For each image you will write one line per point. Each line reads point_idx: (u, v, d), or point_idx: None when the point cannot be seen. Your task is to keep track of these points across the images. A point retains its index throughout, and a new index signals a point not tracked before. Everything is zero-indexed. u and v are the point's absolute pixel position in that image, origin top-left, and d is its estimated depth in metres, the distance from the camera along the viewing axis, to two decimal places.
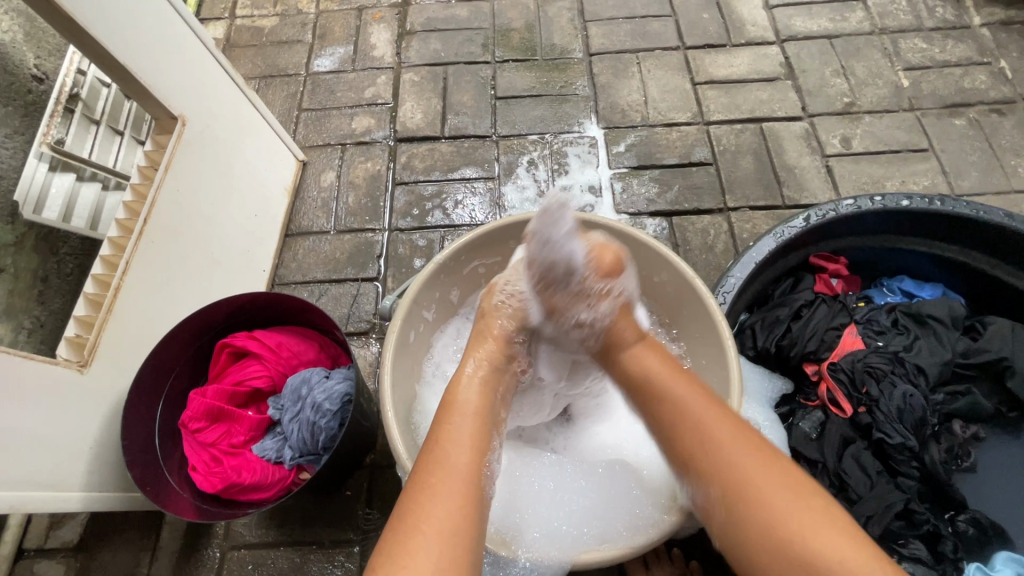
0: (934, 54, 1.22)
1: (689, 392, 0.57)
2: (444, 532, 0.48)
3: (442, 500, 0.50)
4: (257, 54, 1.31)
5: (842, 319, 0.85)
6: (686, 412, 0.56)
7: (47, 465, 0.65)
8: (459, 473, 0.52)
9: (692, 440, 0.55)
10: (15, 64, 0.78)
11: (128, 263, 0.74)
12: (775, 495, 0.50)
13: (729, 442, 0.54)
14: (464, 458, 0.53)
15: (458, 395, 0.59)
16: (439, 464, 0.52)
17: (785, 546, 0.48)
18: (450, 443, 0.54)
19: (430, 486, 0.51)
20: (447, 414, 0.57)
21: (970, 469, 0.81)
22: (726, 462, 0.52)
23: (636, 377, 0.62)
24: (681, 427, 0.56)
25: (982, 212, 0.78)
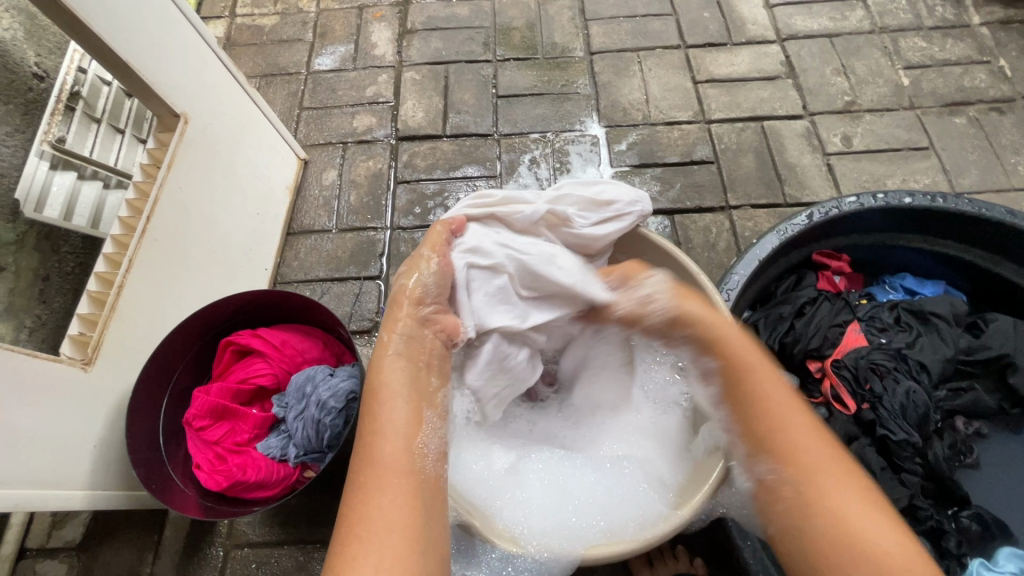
0: (934, 53, 1.23)
1: (774, 387, 0.57)
2: (388, 522, 0.49)
3: (382, 493, 0.51)
4: (257, 53, 1.31)
5: (845, 316, 0.85)
6: (768, 402, 0.56)
7: (50, 463, 0.64)
8: (392, 460, 0.54)
9: (768, 432, 0.55)
10: (16, 62, 0.79)
11: (132, 260, 0.74)
12: (846, 500, 0.50)
13: (803, 444, 0.54)
14: (397, 447, 0.55)
15: (384, 380, 0.60)
16: (370, 458, 0.54)
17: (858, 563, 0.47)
18: (381, 435, 0.55)
19: (367, 483, 0.52)
20: (374, 402, 0.58)
21: (974, 465, 0.81)
22: (801, 464, 0.53)
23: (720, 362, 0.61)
24: (760, 419, 0.56)
25: (984, 210, 0.78)
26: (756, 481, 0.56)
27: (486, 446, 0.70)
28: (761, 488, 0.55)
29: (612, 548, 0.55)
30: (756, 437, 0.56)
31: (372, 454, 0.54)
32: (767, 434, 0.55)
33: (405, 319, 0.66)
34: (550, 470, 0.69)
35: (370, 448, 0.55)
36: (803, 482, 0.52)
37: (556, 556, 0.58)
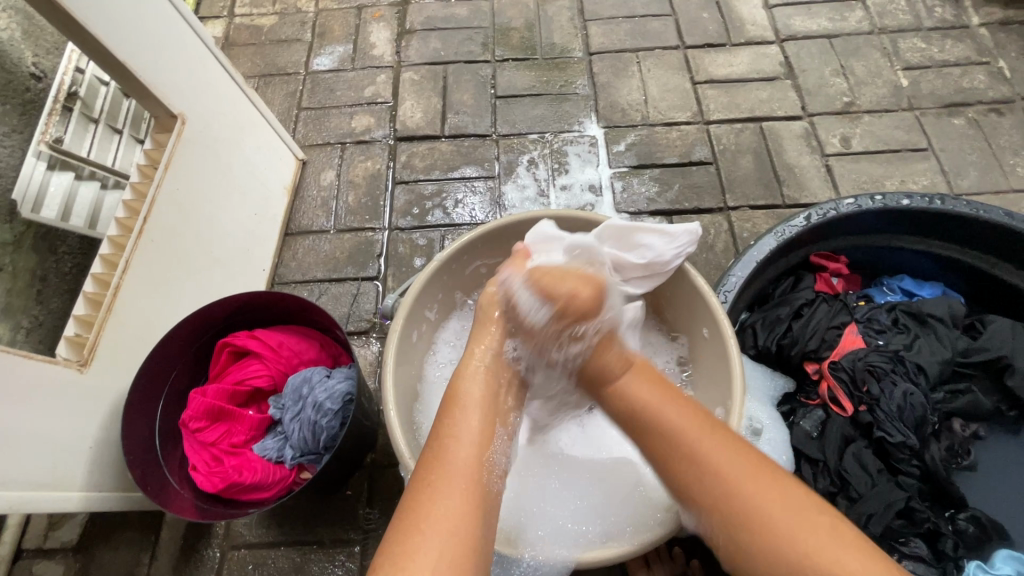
0: (933, 54, 1.22)
1: (677, 417, 0.56)
2: (451, 526, 0.49)
3: (447, 494, 0.51)
4: (256, 53, 1.31)
5: (843, 317, 0.85)
6: (678, 440, 0.54)
7: (46, 465, 0.64)
8: (460, 463, 0.53)
9: (688, 474, 0.53)
10: (14, 62, 0.78)
11: (128, 262, 0.74)
12: (788, 523, 0.48)
13: (746, 473, 0.51)
14: (469, 453, 0.54)
15: (464, 388, 0.60)
16: (441, 456, 0.54)
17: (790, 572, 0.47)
18: (454, 437, 0.55)
19: (430, 483, 0.51)
20: (456, 405, 0.58)
21: (970, 467, 0.80)
22: (730, 505, 0.50)
23: (628, 416, 0.59)
24: (679, 466, 0.54)
25: (982, 211, 0.78)
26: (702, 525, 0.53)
27: None
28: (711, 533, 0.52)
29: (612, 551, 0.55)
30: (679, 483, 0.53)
31: (441, 457, 0.53)
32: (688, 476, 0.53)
33: (490, 337, 0.64)
34: (543, 472, 0.69)
35: (438, 451, 0.54)
36: (745, 517, 0.50)
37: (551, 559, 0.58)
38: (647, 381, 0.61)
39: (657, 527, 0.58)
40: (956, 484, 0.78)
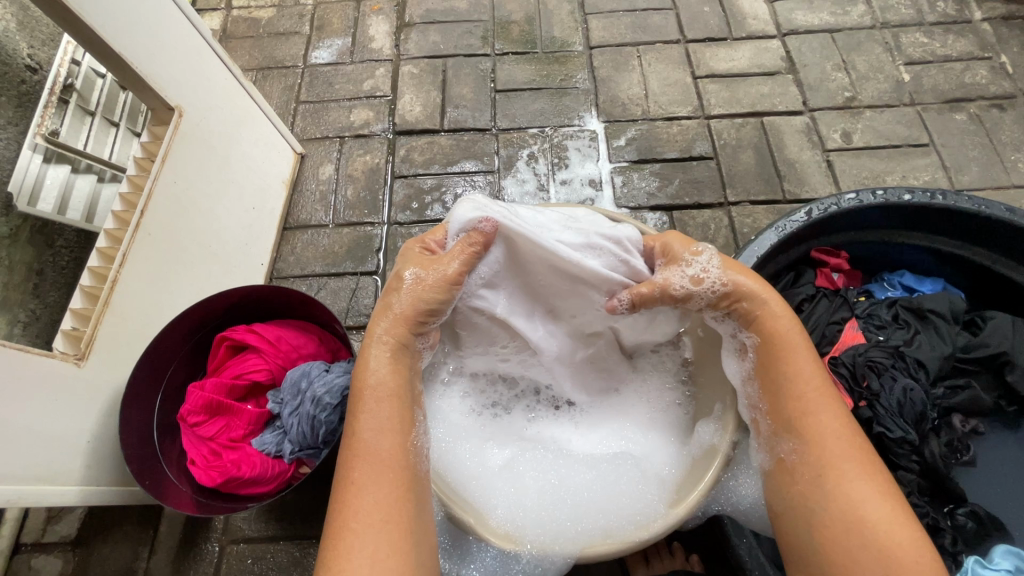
0: (935, 49, 1.22)
1: (805, 365, 0.57)
2: (379, 519, 0.50)
3: (374, 490, 0.51)
4: (254, 46, 1.30)
5: (843, 313, 0.86)
6: (797, 388, 0.56)
7: (43, 459, 0.64)
8: (378, 455, 0.53)
9: (791, 417, 0.55)
10: (9, 53, 0.77)
11: (125, 256, 0.73)
12: (857, 489, 0.51)
13: (837, 440, 0.53)
14: (389, 444, 0.54)
15: (366, 382, 0.57)
16: (359, 454, 0.53)
17: (844, 536, 0.50)
18: (371, 431, 0.54)
19: (355, 481, 0.52)
20: (359, 399, 0.56)
21: (969, 464, 0.80)
22: (811, 450, 0.54)
23: (757, 334, 0.59)
24: (783, 403, 0.56)
25: (984, 207, 0.77)
26: (775, 459, 0.57)
27: (480, 444, 0.70)
28: (781, 467, 0.56)
29: (610, 544, 0.55)
30: (778, 420, 0.56)
31: (358, 455, 0.53)
32: (790, 414, 0.55)
33: (384, 326, 0.60)
34: (536, 459, 0.69)
35: (357, 448, 0.54)
36: (819, 463, 0.53)
37: (549, 554, 0.58)
38: (787, 314, 0.60)
39: (655, 520, 0.57)
40: (956, 480, 0.78)
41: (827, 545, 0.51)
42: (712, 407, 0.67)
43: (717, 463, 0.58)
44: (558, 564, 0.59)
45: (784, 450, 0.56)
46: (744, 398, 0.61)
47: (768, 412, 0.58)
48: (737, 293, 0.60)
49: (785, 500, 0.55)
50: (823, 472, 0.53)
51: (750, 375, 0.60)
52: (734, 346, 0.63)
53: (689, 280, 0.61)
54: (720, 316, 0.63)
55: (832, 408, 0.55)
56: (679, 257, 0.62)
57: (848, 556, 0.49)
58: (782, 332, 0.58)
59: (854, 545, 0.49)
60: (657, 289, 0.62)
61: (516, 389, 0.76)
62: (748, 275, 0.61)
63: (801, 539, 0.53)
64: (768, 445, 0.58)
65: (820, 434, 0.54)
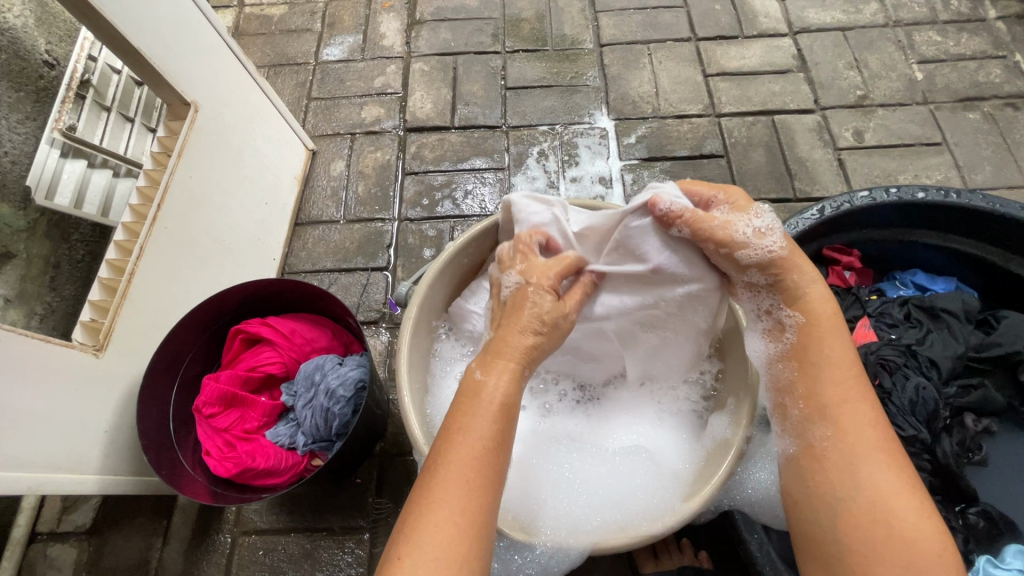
0: (948, 47, 1.21)
1: (841, 353, 0.57)
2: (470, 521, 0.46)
3: (468, 490, 0.47)
4: (266, 42, 1.31)
5: (855, 311, 0.87)
6: (836, 375, 0.56)
7: (62, 447, 0.65)
8: (477, 457, 0.48)
9: (829, 402, 0.55)
10: (27, 50, 0.80)
11: (142, 249, 0.74)
12: (883, 478, 0.51)
13: (864, 431, 0.53)
14: (490, 449, 0.49)
15: (460, 433, 0.50)
16: (457, 450, 0.49)
17: (865, 522, 0.49)
18: (475, 429, 0.50)
19: (451, 472, 0.47)
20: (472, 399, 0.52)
21: (981, 463, 0.80)
22: (839, 435, 0.54)
23: (803, 315, 0.59)
24: (820, 390, 0.56)
25: (999, 205, 0.76)
26: (803, 446, 0.56)
27: None
28: (808, 454, 0.55)
29: (623, 537, 0.55)
30: (813, 404, 0.56)
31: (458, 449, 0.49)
32: (827, 400, 0.55)
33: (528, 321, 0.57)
34: (552, 453, 0.70)
35: (459, 443, 0.49)
36: (849, 451, 0.53)
37: (564, 548, 0.58)
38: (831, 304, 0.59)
39: (670, 513, 0.57)
40: (967, 479, 0.78)
41: (847, 532, 0.50)
42: (727, 403, 0.68)
43: (731, 458, 0.58)
44: (573, 556, 0.59)
45: (815, 436, 0.55)
46: (770, 380, 0.61)
47: (801, 396, 0.57)
48: (783, 265, 0.59)
49: (803, 485, 0.55)
50: (849, 460, 0.52)
51: (783, 356, 0.60)
52: (761, 325, 0.63)
53: (752, 232, 0.59)
54: (757, 287, 0.61)
55: (865, 400, 0.55)
56: (744, 209, 0.60)
57: (870, 546, 0.49)
58: (824, 318, 0.58)
59: (877, 536, 0.49)
60: (714, 223, 0.59)
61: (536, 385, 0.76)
62: (797, 253, 0.60)
63: (822, 526, 0.52)
64: (795, 432, 0.57)
65: (853, 422, 0.54)
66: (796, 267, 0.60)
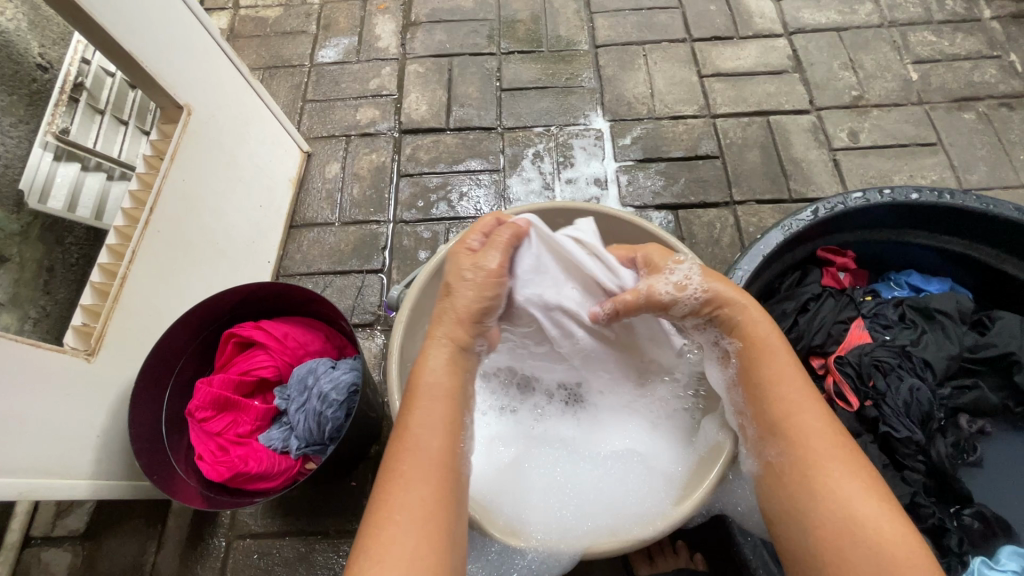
0: (943, 47, 1.21)
1: (783, 367, 0.57)
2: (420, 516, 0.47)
3: (417, 486, 0.49)
4: (261, 45, 1.30)
5: (849, 313, 0.85)
6: (781, 389, 0.56)
7: (54, 453, 0.64)
8: (426, 453, 0.51)
9: (778, 420, 0.55)
10: (20, 52, 0.79)
11: (135, 252, 0.74)
12: (844, 487, 0.50)
13: (816, 441, 0.53)
14: (437, 444, 0.52)
15: (402, 462, 0.50)
16: (406, 449, 0.51)
17: (834, 535, 0.49)
18: (421, 428, 0.52)
19: (400, 472, 0.49)
20: (414, 397, 0.55)
21: (976, 463, 0.81)
22: (792, 447, 0.53)
23: (744, 342, 0.59)
24: (765, 407, 0.56)
25: (993, 206, 0.76)
26: (763, 465, 0.56)
27: (486, 444, 0.71)
28: (769, 473, 0.55)
29: (615, 541, 0.55)
30: (763, 424, 0.56)
31: (406, 448, 0.51)
32: (774, 417, 0.55)
33: (444, 329, 0.59)
34: (542, 458, 0.70)
35: (407, 441, 0.51)
36: (805, 464, 0.52)
37: (555, 552, 0.58)
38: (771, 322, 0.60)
39: (661, 516, 0.57)
40: (963, 480, 0.78)
41: (820, 547, 0.49)
42: (719, 405, 0.67)
43: (724, 460, 0.59)
44: (565, 562, 0.59)
45: (770, 454, 0.55)
46: (731, 407, 0.61)
47: (753, 418, 0.57)
48: (717, 302, 0.61)
49: (772, 504, 0.54)
50: (805, 474, 0.52)
51: (735, 382, 0.60)
52: (716, 354, 0.64)
53: (673, 286, 0.62)
54: (702, 327, 0.64)
55: (813, 410, 0.54)
56: (665, 258, 0.64)
57: (843, 558, 0.48)
58: (762, 338, 0.58)
59: (846, 547, 0.48)
60: (638, 293, 0.64)
61: (528, 388, 0.75)
62: (726, 284, 0.62)
63: (797, 543, 0.51)
64: (755, 451, 0.57)
65: (804, 434, 0.53)
66: (730, 301, 0.61)
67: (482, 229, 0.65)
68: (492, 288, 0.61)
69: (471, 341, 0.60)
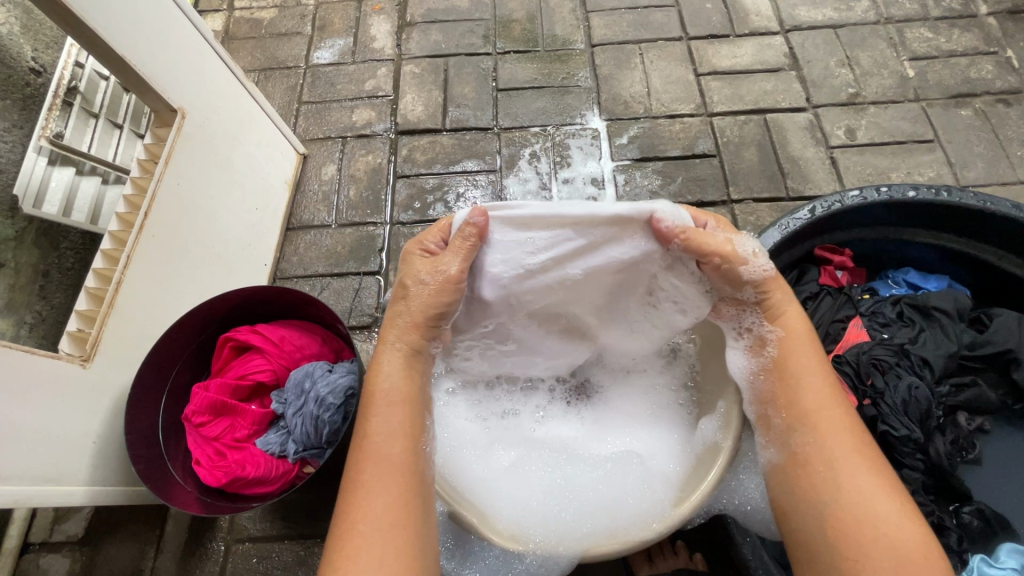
0: (940, 44, 1.21)
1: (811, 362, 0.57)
2: (387, 525, 0.48)
3: (381, 494, 0.50)
4: (256, 46, 1.30)
5: (848, 311, 0.86)
6: (811, 382, 0.56)
7: (49, 460, 0.64)
8: (387, 460, 0.52)
9: (809, 411, 0.55)
10: (14, 57, 0.78)
11: (130, 257, 0.74)
12: (865, 481, 0.51)
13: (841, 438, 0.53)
14: (400, 450, 0.52)
15: (365, 471, 0.51)
16: (369, 457, 0.52)
17: (855, 527, 0.49)
18: (381, 434, 0.53)
19: (366, 484, 0.50)
20: (370, 404, 0.55)
21: (975, 461, 0.81)
22: (820, 439, 0.53)
23: (779, 330, 0.60)
24: (799, 398, 0.56)
25: (990, 203, 0.76)
26: (787, 453, 0.55)
27: (486, 447, 0.70)
28: (793, 461, 0.55)
29: (613, 543, 0.55)
30: (793, 413, 0.55)
31: (369, 456, 0.52)
32: (805, 407, 0.55)
33: (396, 333, 0.60)
34: (545, 460, 0.69)
35: (369, 450, 0.52)
36: (830, 455, 0.53)
37: (554, 555, 0.57)
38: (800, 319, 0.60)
39: (659, 518, 0.57)
40: (962, 478, 0.78)
41: (837, 536, 0.50)
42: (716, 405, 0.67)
43: (720, 463, 0.58)
44: (563, 564, 0.59)
45: (796, 443, 0.55)
46: (750, 395, 0.61)
47: (782, 409, 0.57)
48: (769, 286, 0.61)
49: (790, 489, 0.54)
50: (827, 465, 0.52)
51: (764, 370, 0.59)
52: (741, 343, 0.63)
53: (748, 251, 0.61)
54: (744, 305, 0.63)
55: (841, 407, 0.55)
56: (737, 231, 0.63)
57: (860, 550, 0.48)
58: (792, 329, 0.59)
59: (865, 538, 0.48)
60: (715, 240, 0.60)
61: (528, 389, 0.76)
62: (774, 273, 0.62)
63: (810, 533, 0.52)
64: (780, 441, 0.56)
65: (829, 426, 0.54)
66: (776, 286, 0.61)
67: (441, 233, 0.64)
68: (449, 294, 0.60)
69: (426, 344, 0.61)
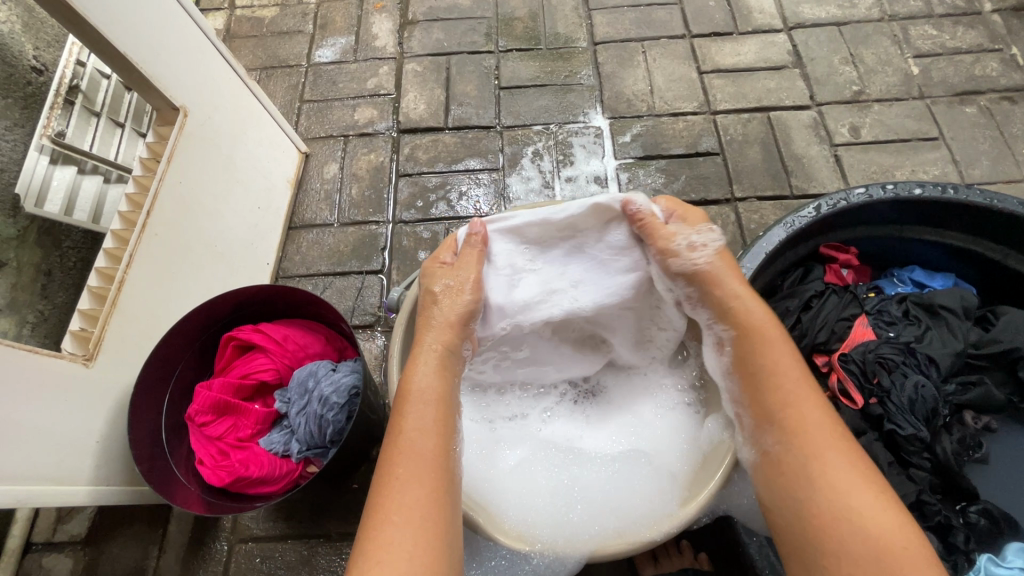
0: (945, 41, 1.20)
1: (779, 356, 0.56)
2: (418, 518, 0.48)
3: (413, 487, 0.49)
4: (257, 45, 1.30)
5: (853, 309, 0.85)
6: (778, 377, 0.55)
7: (51, 459, 0.64)
8: (421, 455, 0.52)
9: (775, 409, 0.54)
10: (15, 55, 0.77)
11: (131, 256, 0.73)
12: (840, 475, 0.50)
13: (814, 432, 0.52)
14: (432, 447, 0.52)
15: (398, 463, 0.51)
16: (400, 452, 0.52)
17: (830, 524, 0.48)
18: (415, 430, 0.53)
19: (399, 476, 0.50)
20: (404, 402, 0.55)
21: (982, 460, 0.80)
22: (792, 435, 0.53)
23: (733, 325, 0.60)
24: (766, 396, 0.55)
25: (997, 201, 0.75)
26: (760, 453, 0.55)
27: (492, 446, 0.70)
28: (766, 460, 0.54)
29: (621, 543, 0.54)
30: (760, 413, 0.56)
31: (403, 451, 0.52)
32: (773, 406, 0.55)
33: (433, 334, 0.61)
34: (548, 458, 0.69)
35: (403, 446, 0.52)
36: (802, 451, 0.52)
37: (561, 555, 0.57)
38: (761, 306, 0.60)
39: (665, 518, 0.57)
40: (968, 476, 0.78)
41: (815, 533, 0.49)
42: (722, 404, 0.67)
43: (727, 462, 0.58)
44: (570, 564, 0.59)
45: (768, 442, 0.54)
46: (728, 395, 0.61)
47: (751, 408, 0.57)
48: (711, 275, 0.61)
49: (768, 489, 0.54)
50: (799, 462, 0.52)
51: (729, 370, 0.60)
52: (711, 340, 0.63)
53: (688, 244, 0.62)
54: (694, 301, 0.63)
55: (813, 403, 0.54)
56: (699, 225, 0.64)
57: (837, 545, 0.48)
58: (758, 324, 0.58)
59: (839, 534, 0.48)
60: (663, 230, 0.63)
61: (533, 390, 0.76)
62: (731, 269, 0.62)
63: (789, 530, 0.51)
64: (752, 440, 0.57)
65: (799, 423, 0.53)
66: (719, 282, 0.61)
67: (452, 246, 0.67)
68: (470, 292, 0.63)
69: (459, 344, 0.62)
